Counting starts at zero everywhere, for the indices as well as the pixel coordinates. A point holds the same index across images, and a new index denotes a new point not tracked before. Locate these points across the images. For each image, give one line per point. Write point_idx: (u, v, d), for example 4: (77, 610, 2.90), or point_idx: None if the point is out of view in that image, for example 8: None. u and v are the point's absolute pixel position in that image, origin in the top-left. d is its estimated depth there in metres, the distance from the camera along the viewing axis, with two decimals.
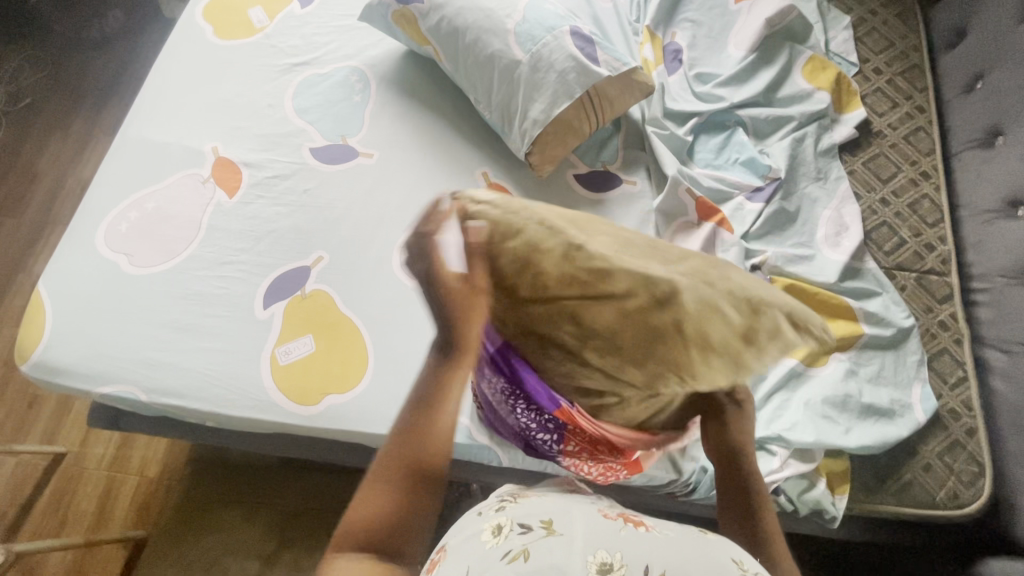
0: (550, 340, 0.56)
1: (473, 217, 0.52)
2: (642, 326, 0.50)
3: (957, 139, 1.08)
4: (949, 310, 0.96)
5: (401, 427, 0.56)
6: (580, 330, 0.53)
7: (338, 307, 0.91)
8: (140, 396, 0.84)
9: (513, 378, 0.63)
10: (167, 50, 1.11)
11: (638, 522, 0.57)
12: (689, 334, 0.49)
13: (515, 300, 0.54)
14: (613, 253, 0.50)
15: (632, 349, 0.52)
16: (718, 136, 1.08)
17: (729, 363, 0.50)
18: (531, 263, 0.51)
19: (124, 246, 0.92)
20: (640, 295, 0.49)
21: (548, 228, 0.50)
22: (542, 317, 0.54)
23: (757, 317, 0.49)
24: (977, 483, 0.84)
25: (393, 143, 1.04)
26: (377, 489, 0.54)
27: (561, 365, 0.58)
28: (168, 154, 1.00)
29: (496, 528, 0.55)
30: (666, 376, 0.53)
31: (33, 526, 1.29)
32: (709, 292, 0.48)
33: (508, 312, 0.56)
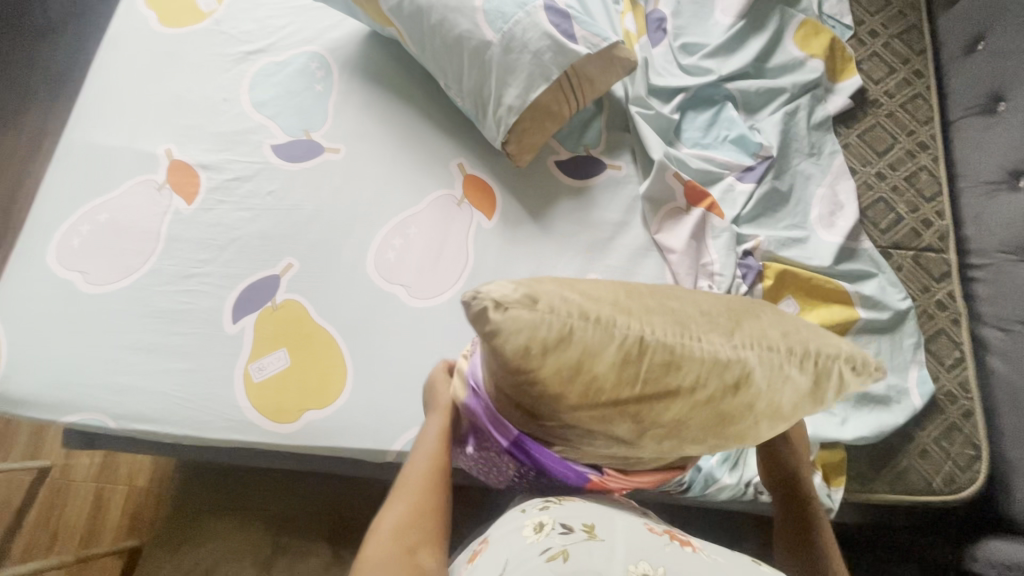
0: (599, 434, 0.50)
1: (504, 328, 0.42)
2: (710, 409, 0.48)
3: (956, 105, 1.03)
4: (947, 289, 0.93)
5: (417, 445, 0.65)
6: (639, 424, 0.48)
7: (312, 318, 0.86)
8: (108, 423, 0.79)
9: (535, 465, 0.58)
10: (107, 43, 1.01)
11: (684, 539, 0.52)
12: (758, 407, 0.48)
13: (561, 408, 0.47)
14: (674, 339, 0.46)
15: (695, 429, 0.49)
16: (706, 112, 1.02)
17: (788, 421, 0.51)
18: (583, 369, 0.44)
19: (78, 263, 0.86)
20: (708, 381, 0.46)
21: (597, 323, 0.44)
22: (596, 419, 0.48)
23: (822, 372, 0.48)
24: (973, 466, 0.82)
25: (361, 136, 0.97)
26: (403, 496, 0.60)
27: (605, 449, 0.53)
28: (118, 160, 0.93)
29: (538, 524, 0.51)
30: (726, 444, 0.52)
31: (25, 542, 1.28)
32: (773, 357, 0.47)
33: (548, 411, 0.49)
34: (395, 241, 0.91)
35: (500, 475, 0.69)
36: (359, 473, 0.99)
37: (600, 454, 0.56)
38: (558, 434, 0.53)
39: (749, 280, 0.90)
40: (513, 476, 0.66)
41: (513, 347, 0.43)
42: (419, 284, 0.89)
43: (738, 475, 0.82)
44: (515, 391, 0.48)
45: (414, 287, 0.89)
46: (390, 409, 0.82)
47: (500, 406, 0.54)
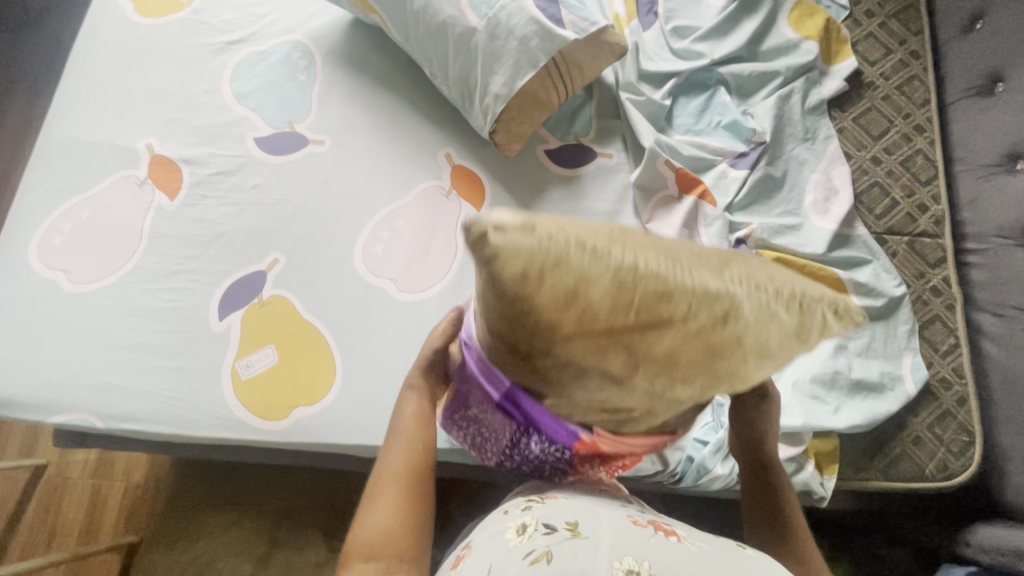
0: (592, 376, 0.46)
1: (498, 250, 0.39)
2: (704, 349, 0.43)
3: (953, 87, 1.00)
4: (942, 275, 0.92)
5: (390, 445, 0.64)
6: (632, 360, 0.44)
7: (299, 314, 0.85)
8: (95, 423, 0.79)
9: (525, 414, 0.58)
10: (83, 35, 0.99)
11: (669, 529, 0.52)
12: (754, 347, 0.43)
13: (551, 343, 0.43)
14: (670, 270, 0.41)
15: (688, 371, 0.45)
16: (699, 98, 1.00)
17: (779, 363, 0.47)
18: (576, 297, 0.40)
19: (61, 262, 0.85)
20: (704, 316, 0.41)
21: (592, 251, 0.40)
22: (589, 355, 0.43)
23: (812, 312, 0.44)
24: (967, 452, 0.82)
25: (347, 128, 0.95)
26: (380, 500, 0.59)
27: (597, 394, 0.49)
28: (98, 156, 0.91)
29: (520, 526, 0.51)
30: (720, 389, 0.47)
31: (23, 539, 1.28)
32: (763, 296, 0.43)
33: (538, 348, 0.45)
34: (383, 234, 0.90)
35: (494, 445, 0.68)
36: (352, 468, 0.99)
37: (591, 405, 0.51)
38: (549, 378, 0.49)
39: None
40: (506, 441, 0.65)
41: (506, 274, 0.39)
42: (407, 278, 0.88)
43: (732, 465, 0.81)
44: (506, 326, 0.44)
45: (402, 281, 0.88)
46: (381, 404, 0.82)
47: (494, 355, 0.51)
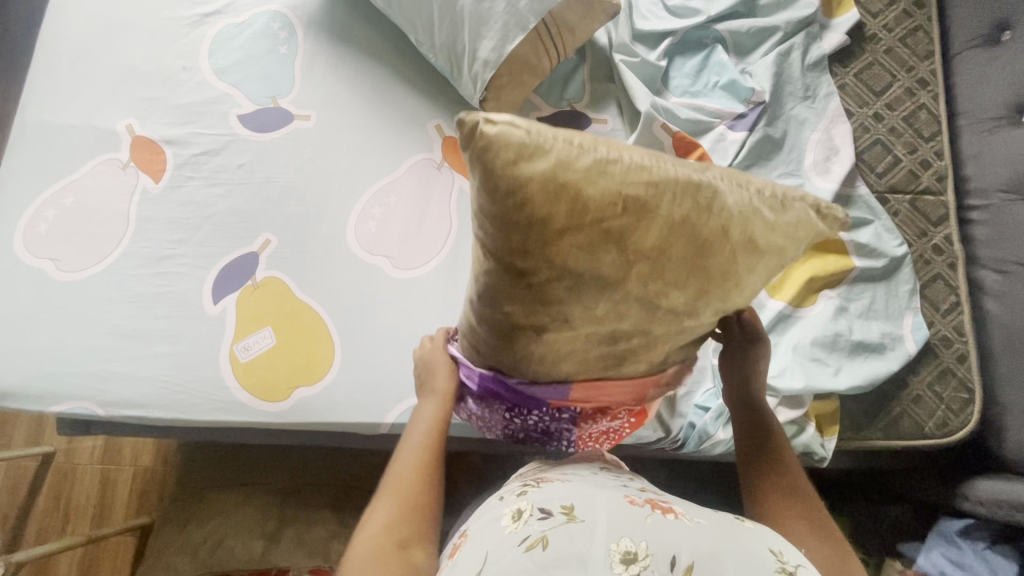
0: (588, 275, 0.49)
1: (494, 143, 0.43)
2: (688, 238, 0.47)
3: (958, 37, 0.97)
4: (944, 233, 0.90)
5: (404, 447, 0.66)
6: (624, 255, 0.48)
7: (294, 294, 0.84)
8: (97, 410, 0.78)
9: (508, 395, 0.66)
10: (50, 12, 0.95)
11: (667, 507, 0.52)
12: (735, 235, 0.48)
13: (546, 238, 0.46)
14: (650, 163, 0.46)
15: (678, 265, 0.49)
16: (695, 57, 0.96)
17: (764, 261, 0.50)
18: (568, 182, 0.44)
19: (48, 250, 0.83)
20: (684, 202, 0.47)
21: (578, 145, 0.45)
22: (583, 247, 0.47)
23: (786, 206, 0.49)
24: (966, 409, 0.82)
25: (332, 101, 0.92)
26: (387, 498, 0.60)
27: (595, 304, 0.52)
28: (77, 139, 0.88)
29: (517, 513, 0.51)
30: (710, 289, 0.50)
31: (38, 524, 1.30)
32: (742, 192, 0.48)
33: (535, 250, 0.47)
34: (375, 211, 0.88)
35: (495, 418, 0.72)
36: (355, 446, 0.99)
37: (589, 325, 0.54)
38: (550, 293, 0.51)
39: None
40: (504, 411, 0.70)
41: (501, 160, 0.43)
42: (402, 255, 0.86)
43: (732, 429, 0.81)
44: (502, 227, 0.46)
45: (397, 258, 0.86)
46: (381, 382, 0.81)
47: (493, 286, 0.52)
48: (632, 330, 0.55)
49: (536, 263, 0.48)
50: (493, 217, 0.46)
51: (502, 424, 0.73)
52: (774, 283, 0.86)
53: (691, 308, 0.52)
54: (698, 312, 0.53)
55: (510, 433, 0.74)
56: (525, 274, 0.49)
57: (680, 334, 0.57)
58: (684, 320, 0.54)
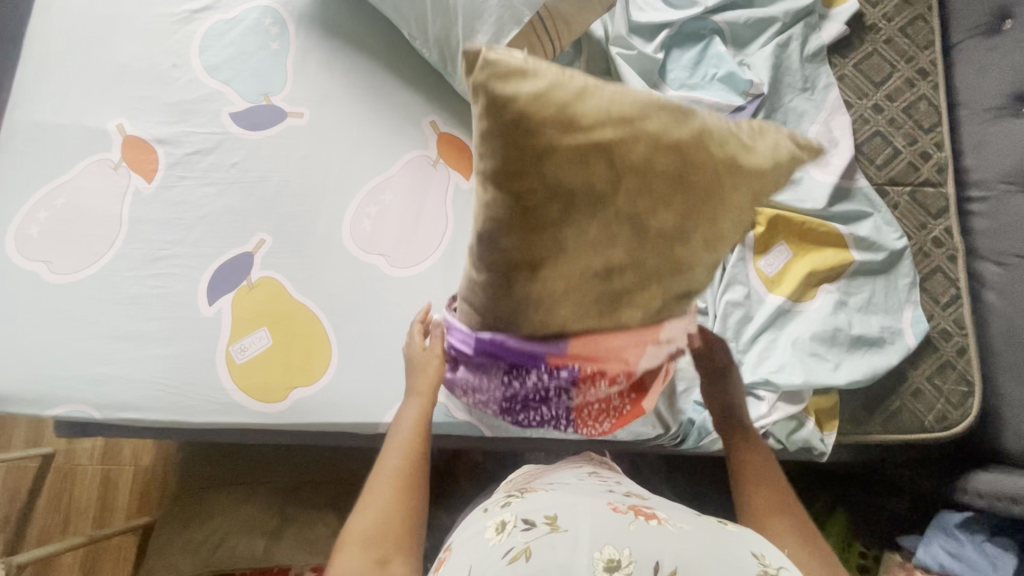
0: (580, 194, 0.51)
1: (490, 60, 0.47)
2: (675, 152, 0.51)
3: (958, 26, 0.96)
4: (944, 226, 0.89)
5: (387, 450, 0.68)
6: (613, 171, 0.50)
7: (289, 294, 0.83)
8: (93, 413, 0.78)
9: (507, 355, 0.66)
10: (37, 9, 0.93)
11: (650, 513, 0.52)
12: (717, 154, 0.52)
13: (540, 151, 0.49)
14: (635, 91, 0.51)
15: (666, 183, 0.51)
16: (693, 49, 0.95)
17: (749, 182, 0.53)
18: (560, 97, 0.48)
19: (40, 253, 0.82)
20: (668, 123, 0.51)
21: (568, 72, 0.49)
22: (574, 161, 0.49)
23: (762, 133, 0.54)
24: (966, 402, 0.82)
25: (325, 98, 0.91)
26: (371, 502, 0.63)
27: (589, 228, 0.53)
28: (68, 140, 0.87)
29: (500, 525, 0.51)
30: (698, 209, 0.53)
31: (40, 525, 1.30)
32: (720, 121, 0.53)
33: (529, 165, 0.49)
34: (370, 209, 0.87)
35: (494, 384, 0.72)
36: (354, 445, 0.99)
37: (584, 256, 0.54)
38: (545, 218, 0.52)
39: None
40: (503, 373, 0.70)
41: (498, 75, 0.47)
42: (398, 253, 0.86)
43: None
44: (499, 143, 0.49)
45: (393, 256, 0.86)
46: (379, 381, 0.81)
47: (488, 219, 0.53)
48: (627, 263, 0.55)
49: (530, 183, 0.50)
50: (489, 133, 0.49)
51: (500, 391, 0.72)
52: (773, 278, 0.86)
53: (684, 233, 0.54)
54: (692, 237, 0.55)
55: (507, 403, 0.73)
56: (520, 195, 0.50)
57: (676, 272, 0.57)
58: (678, 251, 0.55)
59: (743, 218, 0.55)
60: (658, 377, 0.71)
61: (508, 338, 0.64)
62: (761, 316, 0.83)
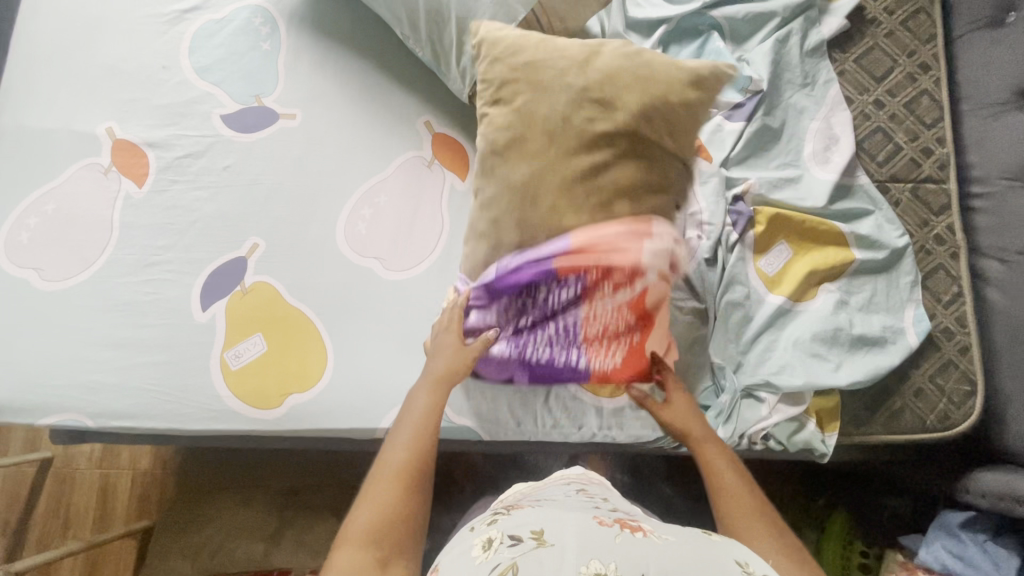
0: (557, 91, 0.70)
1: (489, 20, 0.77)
2: (629, 62, 0.70)
3: (961, 19, 0.94)
4: (946, 223, 0.88)
5: (393, 442, 0.67)
6: (581, 74, 0.70)
7: (283, 299, 0.82)
8: (87, 422, 0.77)
9: (513, 271, 0.71)
10: (24, 11, 0.91)
11: (635, 526, 0.52)
12: (663, 61, 0.70)
13: (521, 66, 0.72)
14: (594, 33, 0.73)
15: (625, 80, 0.69)
16: (691, 44, 0.93)
17: (694, 76, 0.69)
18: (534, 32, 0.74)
19: (31, 259, 0.81)
20: (619, 46, 0.71)
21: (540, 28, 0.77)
22: (548, 68, 0.71)
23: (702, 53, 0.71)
24: (968, 402, 0.81)
25: (318, 98, 0.90)
26: (373, 495, 0.62)
27: (569, 113, 0.70)
28: (57, 144, 0.86)
29: (486, 541, 0.50)
30: (656, 95, 0.68)
31: (39, 529, 1.30)
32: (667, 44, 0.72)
33: (515, 74, 0.72)
34: (365, 211, 0.86)
35: (502, 318, 0.74)
36: (353, 449, 0.98)
37: (571, 142, 0.69)
38: (532, 111, 0.71)
39: (739, 227, 0.85)
40: (510, 300, 0.73)
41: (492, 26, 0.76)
42: (393, 256, 0.85)
43: (732, 428, 0.80)
44: (493, 63, 0.74)
45: (388, 259, 0.85)
46: (375, 386, 0.80)
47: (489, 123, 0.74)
48: (608, 146, 0.69)
49: (516, 87, 0.72)
50: (487, 57, 0.75)
51: (510, 330, 0.75)
52: (773, 278, 0.85)
53: (652, 116, 0.68)
54: (661, 118, 0.69)
55: (517, 342, 0.74)
56: (510, 96, 0.72)
57: (651, 154, 0.70)
58: (647, 133, 0.69)
59: (698, 103, 0.69)
60: (660, 296, 0.72)
61: (513, 253, 0.71)
62: (760, 318, 0.83)
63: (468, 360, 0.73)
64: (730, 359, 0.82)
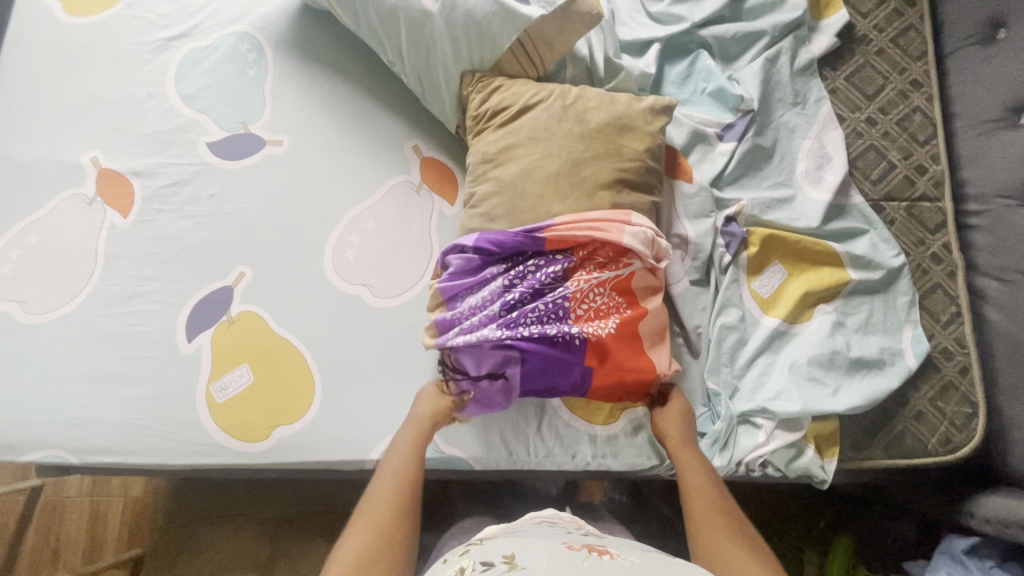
0: (535, 107, 0.78)
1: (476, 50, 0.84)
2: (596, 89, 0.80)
3: (951, 36, 0.93)
4: (942, 241, 0.87)
5: (378, 477, 0.67)
6: (557, 95, 0.79)
7: (270, 329, 0.81)
8: (70, 459, 0.75)
9: (503, 249, 0.72)
10: (9, 40, 0.91)
11: (603, 549, 0.55)
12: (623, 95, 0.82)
13: (506, 89, 0.81)
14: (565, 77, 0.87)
15: (594, 100, 0.78)
16: (681, 64, 0.93)
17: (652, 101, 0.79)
18: (515, 60, 0.82)
19: (14, 293, 0.80)
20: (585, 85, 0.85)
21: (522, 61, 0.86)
22: (528, 89, 0.80)
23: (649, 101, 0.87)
24: (970, 425, 0.79)
25: (305, 125, 0.89)
26: (356, 532, 0.61)
27: (547, 125, 0.77)
28: (41, 175, 0.85)
29: (459, 569, 0.53)
30: (621, 114, 0.77)
31: (26, 561, 1.27)
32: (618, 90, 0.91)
33: (499, 94, 0.80)
34: (353, 238, 0.85)
35: (490, 298, 0.72)
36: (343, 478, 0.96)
37: (552, 150, 0.76)
38: (515, 128, 0.78)
39: (732, 249, 0.84)
40: (498, 280, 0.73)
41: (478, 53, 0.82)
42: (382, 283, 0.84)
43: (729, 455, 0.78)
44: (480, 87, 0.82)
45: (377, 286, 0.83)
46: (363, 417, 0.78)
47: (477, 139, 0.81)
48: (586, 153, 0.75)
49: (501, 105, 0.80)
50: (475, 80, 0.82)
51: (500, 303, 0.72)
52: (768, 299, 0.83)
53: (623, 130, 0.77)
54: (629, 130, 0.77)
55: (507, 324, 0.71)
56: (496, 116, 0.80)
57: (624, 153, 0.76)
58: (620, 141, 0.76)
59: (661, 119, 0.79)
60: (645, 280, 0.75)
61: (501, 235, 0.72)
62: (756, 341, 0.81)
63: (449, 406, 0.73)
64: (726, 384, 0.80)
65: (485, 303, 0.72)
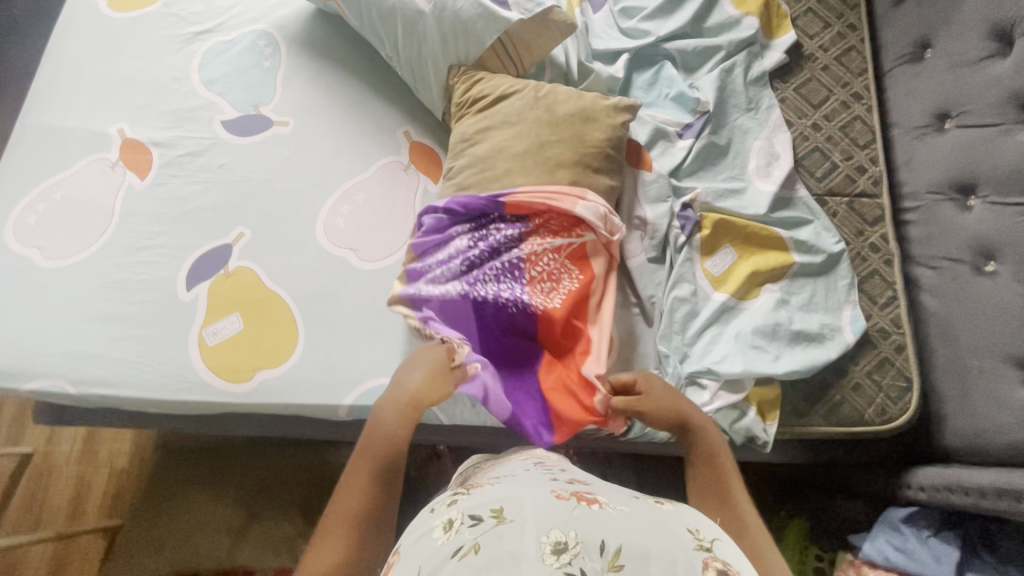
0: (512, 97, 0.89)
1: None
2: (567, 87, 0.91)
3: (889, 57, 1.05)
4: (881, 233, 0.95)
5: (352, 471, 0.64)
6: (531, 88, 0.89)
7: (262, 283, 0.89)
8: (68, 388, 0.82)
9: (469, 212, 0.83)
10: (59, 29, 1.04)
11: (591, 497, 0.54)
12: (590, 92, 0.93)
13: (486, 82, 0.92)
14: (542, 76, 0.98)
15: (563, 93, 0.89)
16: (648, 71, 1.05)
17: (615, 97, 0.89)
18: (498, 59, 0.94)
19: (36, 240, 0.89)
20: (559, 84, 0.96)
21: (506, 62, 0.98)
22: (506, 82, 0.91)
23: None
24: (904, 398, 0.85)
25: (309, 109, 1.00)
26: (329, 537, 0.59)
27: (520, 113, 0.87)
28: (71, 141, 0.95)
29: (447, 524, 0.51)
30: (585, 105, 0.88)
31: (9, 525, 1.30)
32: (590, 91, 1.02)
33: (481, 86, 0.92)
34: (344, 207, 0.94)
35: (455, 256, 0.82)
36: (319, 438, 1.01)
37: (524, 132, 0.86)
38: (492, 114, 0.89)
39: (687, 230, 0.92)
40: (463, 242, 0.83)
41: (465, 52, 0.94)
42: (366, 248, 0.92)
43: None
44: (465, 80, 0.93)
45: (362, 250, 0.92)
46: (339, 364, 0.85)
47: (458, 124, 0.92)
48: (552, 136, 0.86)
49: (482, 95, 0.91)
50: (462, 74, 0.94)
51: (462, 261, 0.82)
52: (719, 277, 0.91)
53: (585, 118, 0.87)
54: (592, 118, 0.87)
55: (469, 280, 0.81)
56: (477, 104, 0.91)
57: (586, 136, 0.86)
58: (582, 127, 0.86)
59: (622, 111, 0.89)
60: (595, 250, 0.85)
61: (468, 198, 0.83)
62: (707, 311, 0.88)
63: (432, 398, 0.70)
64: (677, 349, 0.87)
65: (450, 259, 0.83)
